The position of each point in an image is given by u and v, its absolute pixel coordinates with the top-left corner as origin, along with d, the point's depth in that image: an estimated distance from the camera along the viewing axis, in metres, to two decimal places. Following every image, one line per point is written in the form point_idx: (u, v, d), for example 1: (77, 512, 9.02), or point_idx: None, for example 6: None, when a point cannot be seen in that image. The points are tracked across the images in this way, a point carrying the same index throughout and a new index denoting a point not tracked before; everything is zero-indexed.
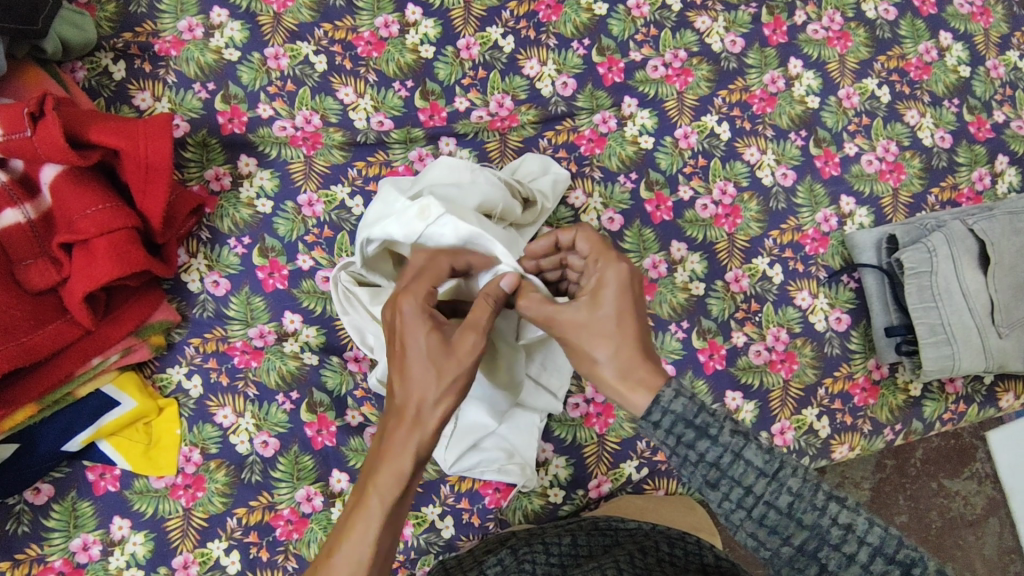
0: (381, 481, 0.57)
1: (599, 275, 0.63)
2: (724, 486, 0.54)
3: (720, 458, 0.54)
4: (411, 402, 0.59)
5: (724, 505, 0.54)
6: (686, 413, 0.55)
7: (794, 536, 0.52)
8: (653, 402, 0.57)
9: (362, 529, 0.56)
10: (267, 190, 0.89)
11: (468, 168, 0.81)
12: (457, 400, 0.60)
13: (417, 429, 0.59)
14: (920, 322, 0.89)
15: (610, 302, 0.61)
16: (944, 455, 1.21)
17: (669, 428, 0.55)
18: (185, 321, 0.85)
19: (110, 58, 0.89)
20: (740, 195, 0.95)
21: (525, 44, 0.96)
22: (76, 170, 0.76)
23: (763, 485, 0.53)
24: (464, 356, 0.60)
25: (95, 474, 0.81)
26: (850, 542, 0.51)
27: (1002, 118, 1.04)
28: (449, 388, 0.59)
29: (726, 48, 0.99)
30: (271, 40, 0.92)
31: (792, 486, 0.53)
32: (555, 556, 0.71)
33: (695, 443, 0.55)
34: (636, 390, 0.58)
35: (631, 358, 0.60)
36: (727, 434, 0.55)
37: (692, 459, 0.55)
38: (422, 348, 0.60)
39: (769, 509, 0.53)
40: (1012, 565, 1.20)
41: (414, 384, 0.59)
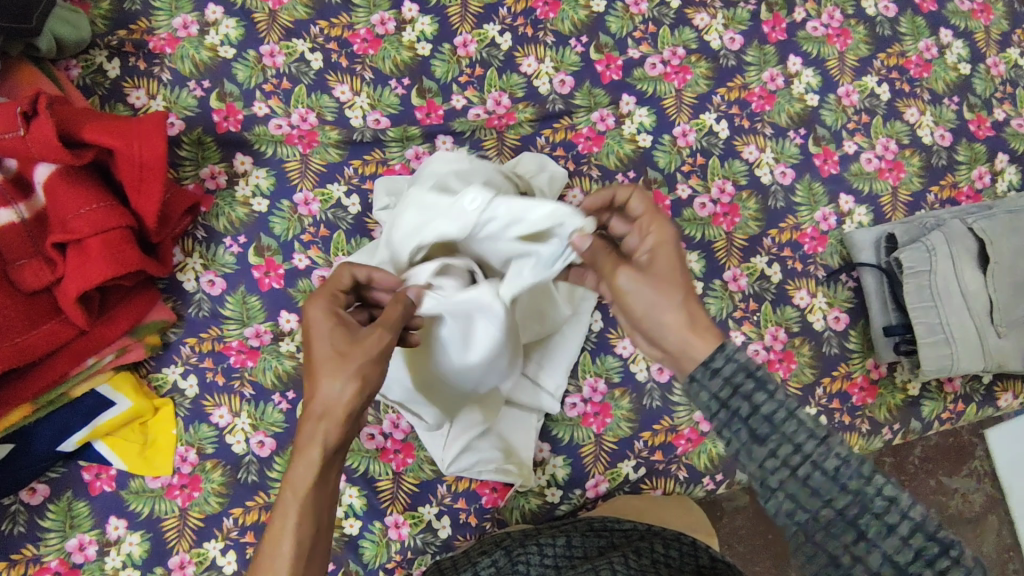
0: (294, 472, 0.55)
1: (656, 234, 0.62)
2: (773, 441, 0.52)
3: (774, 413, 0.53)
4: (313, 393, 0.56)
5: (767, 463, 0.53)
6: (748, 362, 0.55)
7: (836, 500, 0.51)
8: (716, 351, 0.56)
9: (281, 519, 0.54)
10: (262, 189, 0.88)
11: (465, 158, 0.78)
12: (366, 386, 0.57)
13: (324, 416, 0.55)
14: (919, 321, 0.88)
15: (675, 254, 0.61)
16: (942, 452, 1.21)
17: (730, 377, 0.55)
18: (180, 321, 0.85)
19: (104, 56, 0.88)
20: (738, 193, 0.94)
21: (522, 41, 0.95)
22: (69, 169, 0.76)
23: (813, 445, 0.52)
24: (369, 347, 0.57)
25: (90, 474, 0.81)
26: (892, 513, 0.49)
27: (1002, 116, 1.04)
28: (359, 373, 0.56)
29: (725, 45, 0.98)
30: (267, 37, 0.91)
31: (841, 452, 0.51)
32: (550, 557, 0.71)
33: (751, 396, 0.54)
34: (702, 336, 0.57)
35: (697, 311, 0.59)
36: (783, 392, 0.54)
37: (744, 413, 0.53)
38: (316, 345, 0.57)
39: (815, 469, 0.51)
40: (1009, 563, 1.20)
41: (314, 378, 0.56)
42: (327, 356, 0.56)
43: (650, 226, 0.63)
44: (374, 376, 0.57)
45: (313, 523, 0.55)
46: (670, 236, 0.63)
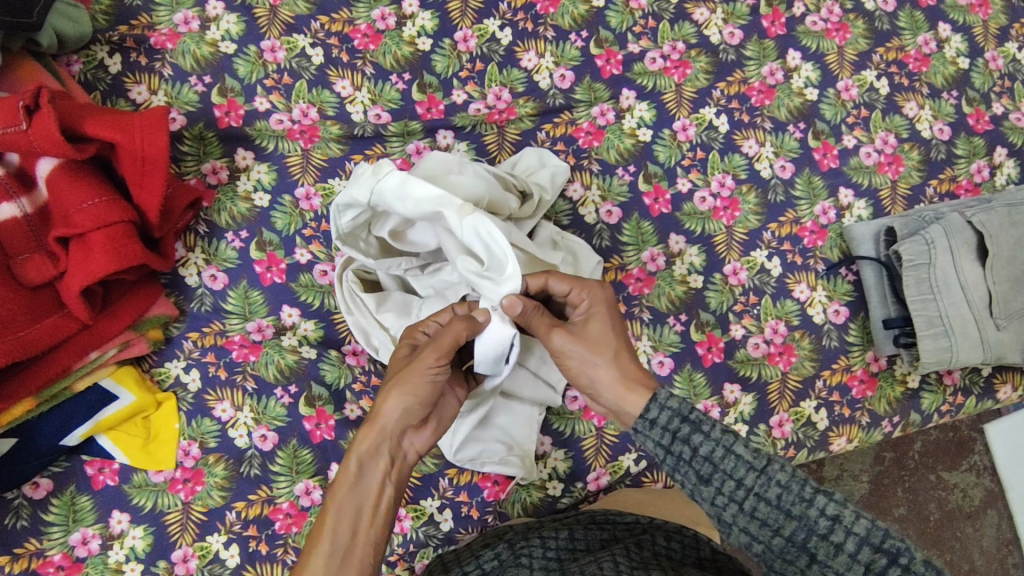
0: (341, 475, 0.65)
1: (590, 298, 0.68)
2: (716, 480, 0.56)
3: (712, 453, 0.57)
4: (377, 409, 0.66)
5: (717, 501, 0.56)
6: (681, 409, 0.59)
7: (784, 527, 0.54)
8: (650, 401, 0.61)
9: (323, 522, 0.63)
10: (264, 183, 0.88)
11: (456, 160, 0.80)
12: (410, 402, 0.64)
13: (373, 426, 0.65)
14: (918, 313, 0.89)
15: (602, 320, 0.67)
16: (942, 448, 1.21)
17: (666, 425, 0.59)
18: (183, 316, 0.85)
19: (105, 52, 0.89)
20: (738, 187, 0.95)
21: (522, 36, 0.95)
22: (72, 163, 0.76)
23: (753, 478, 0.55)
24: (414, 366, 0.65)
25: (94, 469, 0.81)
26: (838, 532, 0.52)
27: (1001, 110, 1.04)
28: (398, 389, 0.64)
29: (725, 40, 0.99)
30: (267, 32, 0.91)
31: (782, 479, 0.55)
32: (552, 550, 0.71)
33: (689, 439, 0.58)
34: (633, 390, 0.63)
35: (625, 363, 0.65)
36: (718, 431, 0.57)
37: (686, 456, 0.57)
38: (389, 367, 0.69)
39: (759, 501, 0.55)
40: (1009, 557, 1.20)
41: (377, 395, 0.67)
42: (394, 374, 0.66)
43: (584, 291, 0.68)
44: (419, 391, 0.65)
45: (349, 530, 0.62)
46: (599, 298, 0.68)
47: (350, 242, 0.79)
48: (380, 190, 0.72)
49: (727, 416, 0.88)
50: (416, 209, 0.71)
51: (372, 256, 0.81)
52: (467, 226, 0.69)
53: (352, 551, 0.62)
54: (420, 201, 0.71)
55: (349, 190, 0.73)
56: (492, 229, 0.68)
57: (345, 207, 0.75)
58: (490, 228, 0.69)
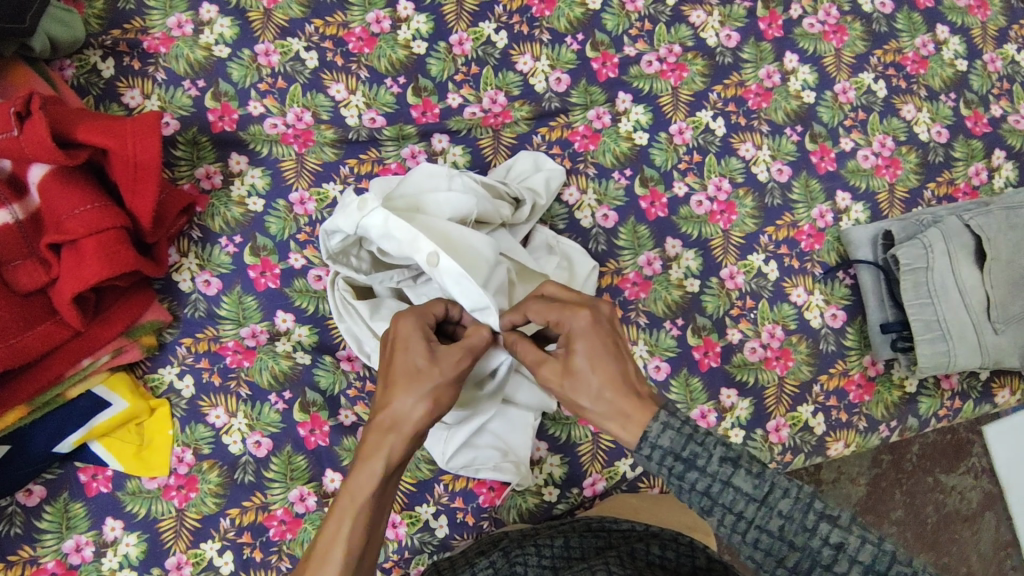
0: (357, 480, 0.61)
1: (573, 325, 0.64)
2: (716, 513, 0.56)
3: (710, 487, 0.56)
4: (392, 405, 0.63)
5: (721, 530, 0.56)
6: (674, 446, 0.57)
7: (788, 557, 0.54)
8: (642, 436, 0.59)
9: (338, 525, 0.59)
10: (258, 188, 0.88)
11: (445, 174, 0.79)
12: (434, 409, 0.63)
13: (398, 429, 0.62)
14: (915, 318, 0.89)
15: (585, 351, 0.62)
16: (940, 450, 1.21)
17: (661, 461, 0.57)
18: (176, 322, 0.85)
19: (98, 55, 0.88)
20: (735, 191, 0.94)
21: (518, 39, 0.95)
22: (64, 170, 0.76)
23: (754, 510, 0.55)
24: (443, 368, 0.64)
25: (87, 475, 0.80)
26: (841, 562, 0.52)
27: (999, 112, 1.03)
28: (428, 393, 0.63)
29: (722, 42, 0.98)
30: (261, 36, 0.91)
31: (783, 509, 0.54)
32: (547, 557, 0.71)
33: (685, 475, 0.56)
34: (626, 425, 0.60)
35: (616, 397, 0.61)
36: (714, 464, 0.56)
37: (686, 488, 0.57)
38: (403, 360, 0.65)
39: (762, 533, 0.54)
40: (1007, 560, 1.20)
41: (394, 390, 0.63)
42: (419, 370, 0.64)
43: (565, 318, 0.64)
44: (445, 398, 0.64)
45: (364, 534, 0.60)
46: (581, 325, 0.63)
47: (340, 259, 0.79)
48: (366, 225, 0.71)
49: (724, 420, 0.88)
50: (400, 250, 0.71)
51: (364, 271, 0.80)
52: (448, 279, 0.69)
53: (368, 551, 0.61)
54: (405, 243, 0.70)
55: (336, 219, 0.72)
56: (466, 279, 0.68)
57: (332, 231, 0.75)
58: (466, 277, 0.68)
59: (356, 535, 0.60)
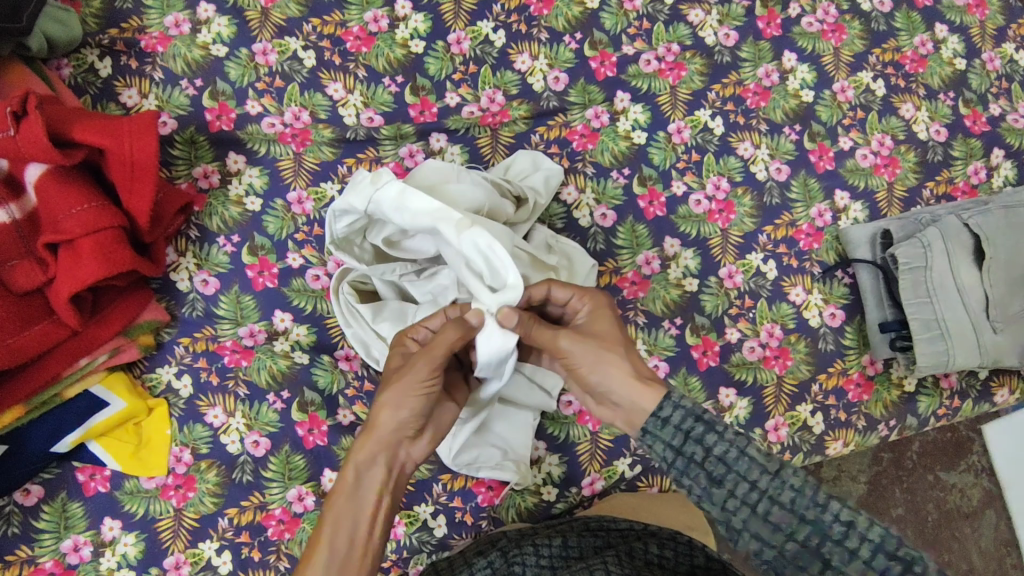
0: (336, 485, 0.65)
1: (592, 303, 0.69)
2: (729, 481, 0.56)
3: (726, 454, 0.57)
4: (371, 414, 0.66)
5: (728, 503, 0.56)
6: (694, 409, 0.60)
7: (797, 531, 0.54)
8: (664, 397, 0.61)
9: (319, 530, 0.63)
10: (256, 187, 0.88)
11: (454, 169, 0.80)
12: (403, 410, 0.65)
13: (369, 436, 0.65)
14: (914, 317, 0.89)
15: (609, 320, 0.67)
16: (940, 448, 1.21)
17: (679, 424, 0.59)
18: (174, 321, 0.84)
19: (96, 55, 0.88)
20: (733, 190, 0.94)
21: (516, 38, 0.95)
22: (60, 169, 0.75)
23: (767, 480, 0.55)
24: (404, 374, 0.65)
25: (84, 475, 0.80)
26: (852, 538, 0.52)
27: (998, 111, 1.03)
28: (392, 400, 0.65)
29: (720, 41, 0.98)
30: (259, 35, 0.91)
31: (795, 483, 0.55)
32: (546, 557, 0.71)
33: (703, 439, 0.58)
34: (644, 387, 0.62)
35: (636, 363, 0.65)
36: (731, 432, 0.58)
37: (698, 457, 0.57)
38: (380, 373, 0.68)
39: (773, 504, 0.55)
40: (1007, 558, 1.20)
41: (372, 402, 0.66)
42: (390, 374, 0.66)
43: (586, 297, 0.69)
44: (411, 400, 0.65)
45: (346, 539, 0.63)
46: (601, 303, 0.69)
47: (343, 247, 0.79)
48: (378, 200, 0.73)
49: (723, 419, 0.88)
50: (414, 220, 0.72)
51: (365, 262, 0.81)
52: (466, 240, 0.69)
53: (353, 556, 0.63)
54: (420, 211, 0.71)
55: (347, 197, 0.74)
56: (493, 242, 0.68)
57: (340, 213, 0.76)
58: (485, 236, 0.68)
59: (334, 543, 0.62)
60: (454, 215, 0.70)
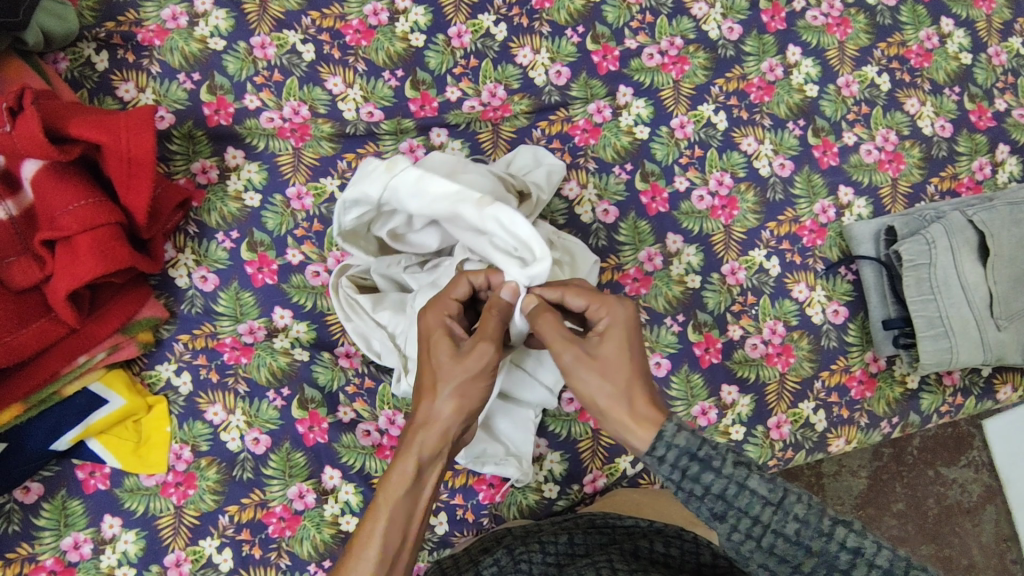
0: (392, 477, 0.62)
1: (610, 316, 0.64)
2: (732, 517, 0.54)
3: (726, 490, 0.55)
4: (425, 403, 0.64)
5: (732, 536, 0.55)
6: (690, 446, 0.56)
7: (804, 563, 0.53)
8: (658, 437, 0.58)
9: (371, 525, 0.61)
10: (255, 183, 0.87)
11: (458, 161, 0.79)
12: (466, 402, 0.63)
13: (430, 430, 0.63)
14: (917, 314, 0.88)
15: (618, 341, 0.62)
16: (940, 443, 1.21)
17: (675, 462, 0.56)
18: (173, 318, 0.84)
19: (92, 49, 0.87)
20: (736, 185, 0.93)
21: (517, 32, 0.94)
22: (57, 165, 0.75)
23: (769, 514, 0.54)
24: (468, 364, 0.63)
25: (84, 472, 0.80)
26: (859, 567, 0.52)
27: (1003, 106, 1.02)
28: (455, 392, 0.63)
29: (724, 35, 0.97)
30: (257, 28, 0.89)
31: (798, 513, 0.53)
32: (551, 555, 0.70)
33: (700, 476, 0.55)
34: (642, 424, 0.60)
35: (638, 395, 0.61)
36: (730, 466, 0.55)
37: (698, 493, 0.55)
38: (431, 358, 0.65)
39: (777, 537, 0.53)
40: (1007, 553, 1.20)
41: (425, 390, 0.64)
42: (446, 361, 0.64)
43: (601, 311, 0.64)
44: (477, 392, 0.64)
45: (398, 534, 0.61)
46: (619, 316, 0.64)
47: (351, 241, 0.79)
48: (394, 186, 0.71)
49: (725, 417, 0.87)
50: (432, 204, 0.70)
51: (371, 254, 0.81)
52: (490, 220, 0.67)
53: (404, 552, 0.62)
54: (440, 194, 0.69)
55: (360, 185, 0.72)
56: (515, 218, 0.65)
57: (350, 204, 0.74)
58: (511, 211, 0.66)
59: (388, 538, 0.61)
60: (473, 195, 0.68)
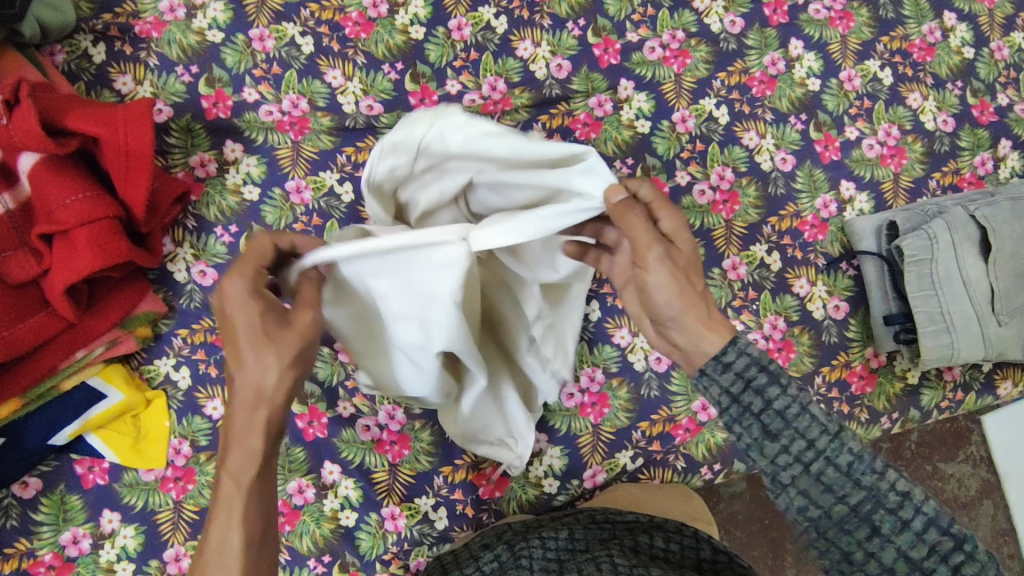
0: (233, 463, 0.56)
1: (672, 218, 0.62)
2: (786, 436, 0.53)
3: (787, 408, 0.54)
4: (244, 377, 0.54)
5: (780, 458, 0.54)
6: (760, 358, 0.56)
7: (850, 495, 0.52)
8: (731, 345, 0.57)
9: (224, 517, 0.55)
10: (254, 176, 0.86)
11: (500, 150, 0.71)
12: (301, 370, 0.57)
13: (261, 406, 0.55)
14: (919, 310, 0.88)
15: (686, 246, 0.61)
16: (939, 438, 1.20)
17: (741, 371, 0.56)
18: (172, 312, 0.83)
19: (89, 41, 0.86)
20: (737, 180, 0.93)
21: (518, 25, 0.93)
22: (54, 158, 0.74)
23: (826, 441, 0.53)
24: (307, 334, 0.56)
25: (83, 468, 0.80)
26: (907, 508, 0.51)
27: (1005, 101, 1.02)
28: (287, 364, 0.55)
29: (726, 28, 0.96)
30: (256, 20, 0.89)
31: (854, 447, 0.53)
32: (552, 550, 0.69)
33: (764, 390, 0.55)
34: (716, 331, 0.58)
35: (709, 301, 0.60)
36: (796, 386, 0.55)
37: (756, 408, 0.55)
38: (245, 327, 0.54)
39: (829, 465, 0.52)
40: (1005, 547, 1.21)
41: (242, 364, 0.54)
42: (264, 332, 0.54)
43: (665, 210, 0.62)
44: (306, 357, 0.57)
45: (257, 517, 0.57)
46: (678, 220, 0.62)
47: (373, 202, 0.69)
48: (441, 127, 0.63)
49: None
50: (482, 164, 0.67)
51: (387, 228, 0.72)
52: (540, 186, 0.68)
53: (265, 539, 0.58)
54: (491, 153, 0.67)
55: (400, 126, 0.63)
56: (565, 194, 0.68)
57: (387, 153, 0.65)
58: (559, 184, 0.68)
59: (249, 524, 0.56)
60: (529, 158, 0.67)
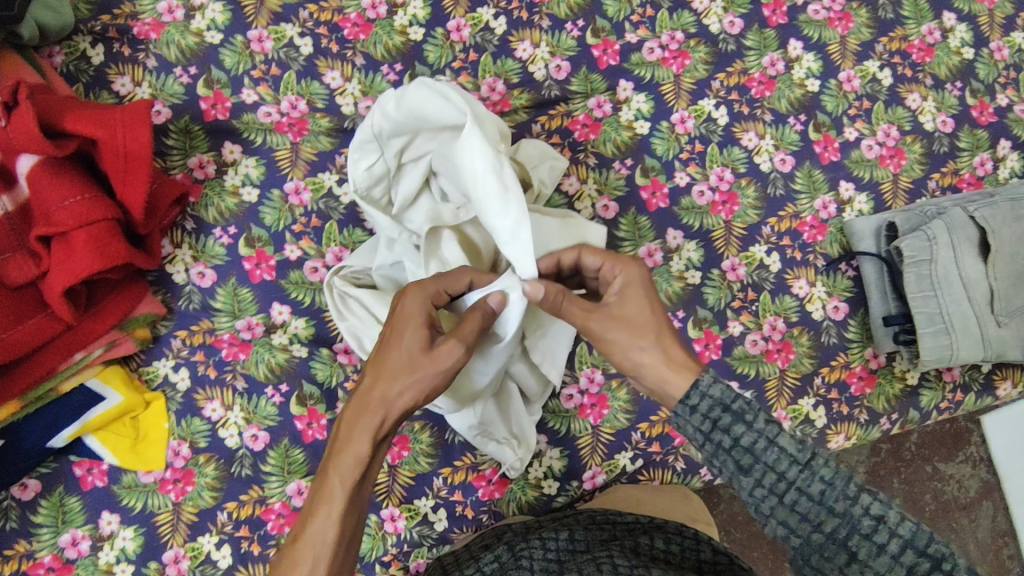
0: (343, 453, 0.60)
1: (623, 276, 0.66)
2: (757, 470, 0.54)
3: (754, 443, 0.55)
4: (375, 386, 0.61)
5: (755, 492, 0.55)
6: (723, 398, 0.58)
7: (825, 523, 0.52)
8: (693, 386, 0.60)
9: (325, 506, 0.58)
10: (252, 178, 0.86)
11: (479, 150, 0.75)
12: (422, 398, 0.62)
13: (377, 413, 0.61)
14: (918, 311, 0.88)
15: (639, 299, 0.65)
16: (939, 439, 1.20)
17: (706, 412, 0.58)
18: (170, 314, 0.83)
19: (88, 42, 0.86)
20: (736, 181, 0.93)
21: (517, 26, 0.93)
22: (52, 161, 0.74)
23: (796, 472, 0.54)
24: (439, 360, 0.62)
25: (82, 470, 0.80)
26: (881, 533, 0.50)
27: (1005, 102, 1.02)
28: (415, 383, 0.61)
29: (725, 29, 0.96)
30: (254, 21, 0.89)
31: (824, 475, 0.53)
32: (552, 552, 0.68)
33: (730, 428, 0.56)
34: (680, 373, 0.62)
35: (670, 343, 0.64)
36: (762, 421, 0.56)
37: (726, 445, 0.56)
38: (400, 345, 0.62)
39: (800, 495, 0.53)
40: (1004, 548, 1.21)
41: (380, 373, 0.61)
42: (418, 351, 0.62)
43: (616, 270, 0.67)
44: (433, 390, 0.63)
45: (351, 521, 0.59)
46: (635, 273, 0.66)
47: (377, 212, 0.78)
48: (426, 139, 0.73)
49: None
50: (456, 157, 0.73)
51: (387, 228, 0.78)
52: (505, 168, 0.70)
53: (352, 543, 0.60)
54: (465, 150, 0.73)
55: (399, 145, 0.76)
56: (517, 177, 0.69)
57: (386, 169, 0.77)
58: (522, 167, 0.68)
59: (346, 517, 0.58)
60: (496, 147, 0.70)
